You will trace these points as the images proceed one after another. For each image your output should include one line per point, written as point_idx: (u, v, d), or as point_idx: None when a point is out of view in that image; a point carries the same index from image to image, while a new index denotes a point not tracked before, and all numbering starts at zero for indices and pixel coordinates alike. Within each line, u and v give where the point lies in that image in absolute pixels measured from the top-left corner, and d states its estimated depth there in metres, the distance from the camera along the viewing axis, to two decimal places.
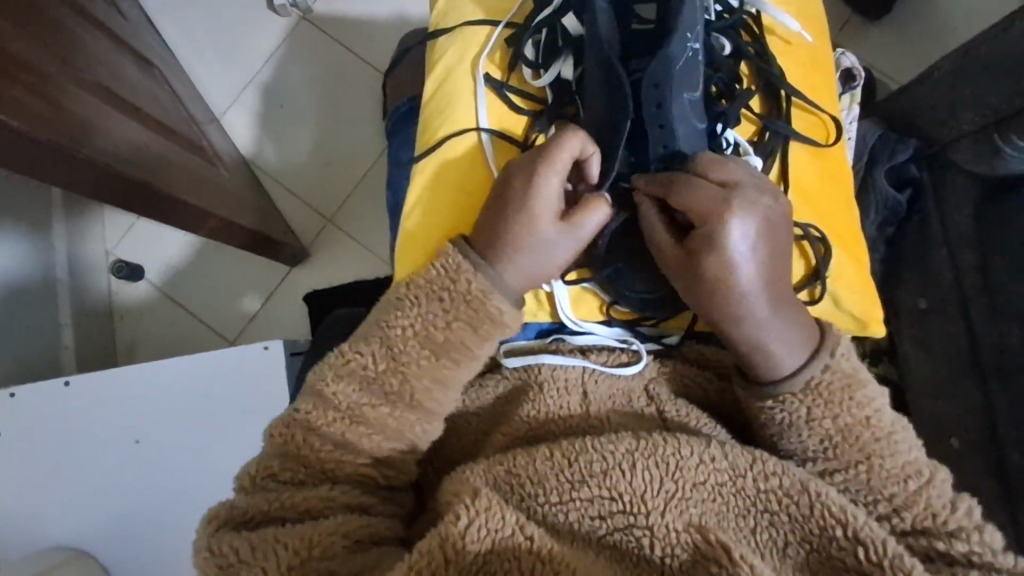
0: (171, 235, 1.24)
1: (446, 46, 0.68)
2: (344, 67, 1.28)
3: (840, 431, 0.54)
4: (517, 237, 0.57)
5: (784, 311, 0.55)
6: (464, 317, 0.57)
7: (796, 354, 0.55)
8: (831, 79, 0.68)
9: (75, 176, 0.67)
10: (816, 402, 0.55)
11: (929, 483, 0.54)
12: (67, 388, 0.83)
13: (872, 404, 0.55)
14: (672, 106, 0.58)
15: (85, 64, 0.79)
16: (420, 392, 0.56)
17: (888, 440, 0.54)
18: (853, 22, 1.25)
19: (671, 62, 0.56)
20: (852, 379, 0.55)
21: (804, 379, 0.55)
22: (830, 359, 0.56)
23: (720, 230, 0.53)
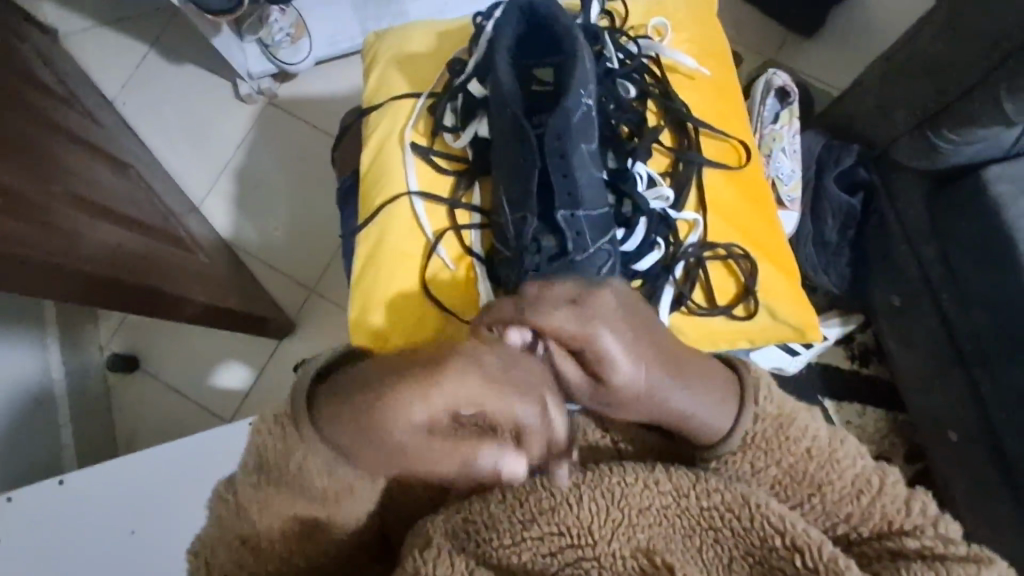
0: (163, 324, 1.28)
1: (378, 120, 0.73)
2: (309, 143, 1.34)
3: (787, 472, 0.54)
4: (340, 428, 0.46)
5: (688, 389, 0.52)
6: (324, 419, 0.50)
7: (722, 416, 0.54)
8: (739, 104, 0.72)
9: (52, 284, 0.71)
10: (757, 453, 0.54)
11: (880, 492, 0.53)
12: (63, 486, 0.86)
13: (810, 433, 0.54)
14: (574, 157, 0.61)
15: (57, 176, 0.84)
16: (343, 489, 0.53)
17: (835, 463, 0.53)
18: (790, 41, 1.31)
19: (569, 118, 0.59)
20: (782, 418, 0.54)
21: (739, 436, 0.54)
22: (757, 405, 0.55)
23: (592, 352, 0.47)
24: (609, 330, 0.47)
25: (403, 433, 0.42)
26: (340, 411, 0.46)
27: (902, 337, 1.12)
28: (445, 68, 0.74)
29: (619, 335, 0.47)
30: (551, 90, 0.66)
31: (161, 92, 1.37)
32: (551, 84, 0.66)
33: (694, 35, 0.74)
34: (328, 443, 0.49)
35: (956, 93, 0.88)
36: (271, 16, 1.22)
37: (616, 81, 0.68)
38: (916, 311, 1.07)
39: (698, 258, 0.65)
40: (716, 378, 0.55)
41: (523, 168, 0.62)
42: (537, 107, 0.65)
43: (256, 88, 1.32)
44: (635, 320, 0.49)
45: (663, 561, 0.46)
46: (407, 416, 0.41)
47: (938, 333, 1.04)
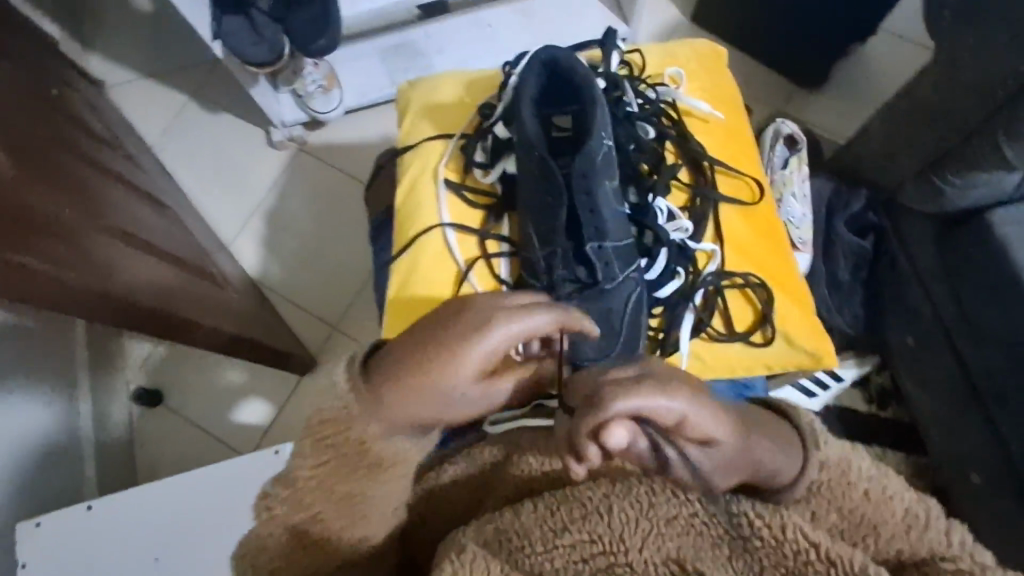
0: (188, 358, 1.32)
1: (411, 160, 0.79)
2: (337, 185, 1.41)
3: (844, 516, 0.53)
4: (410, 398, 0.48)
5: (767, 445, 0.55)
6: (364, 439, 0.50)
7: (789, 464, 0.55)
8: (751, 145, 0.77)
9: (97, 309, 0.75)
10: (819, 501, 0.54)
11: (918, 519, 0.52)
12: (91, 511, 0.88)
13: (863, 476, 0.55)
14: (598, 192, 0.64)
15: (103, 212, 0.89)
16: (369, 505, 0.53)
17: (875, 492, 0.54)
18: (796, 93, 1.37)
19: (592, 158, 0.63)
20: (843, 465, 0.56)
21: (803, 485, 0.55)
22: (819, 452, 0.56)
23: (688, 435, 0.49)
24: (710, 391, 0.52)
25: (476, 362, 0.49)
26: (410, 378, 0.48)
27: (920, 377, 1.12)
28: (474, 113, 0.80)
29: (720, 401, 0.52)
30: (571, 136, 0.71)
31: (199, 138, 1.45)
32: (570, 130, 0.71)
33: (706, 83, 0.79)
34: (401, 422, 0.50)
35: (957, 139, 0.92)
36: (305, 69, 1.30)
37: (636, 123, 0.73)
38: (931, 350, 1.08)
39: (716, 286, 0.69)
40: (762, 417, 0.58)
41: (550, 204, 0.65)
42: (560, 151, 0.70)
43: (288, 134, 1.40)
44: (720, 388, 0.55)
45: (693, 569, 0.46)
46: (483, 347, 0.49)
47: (955, 371, 1.05)
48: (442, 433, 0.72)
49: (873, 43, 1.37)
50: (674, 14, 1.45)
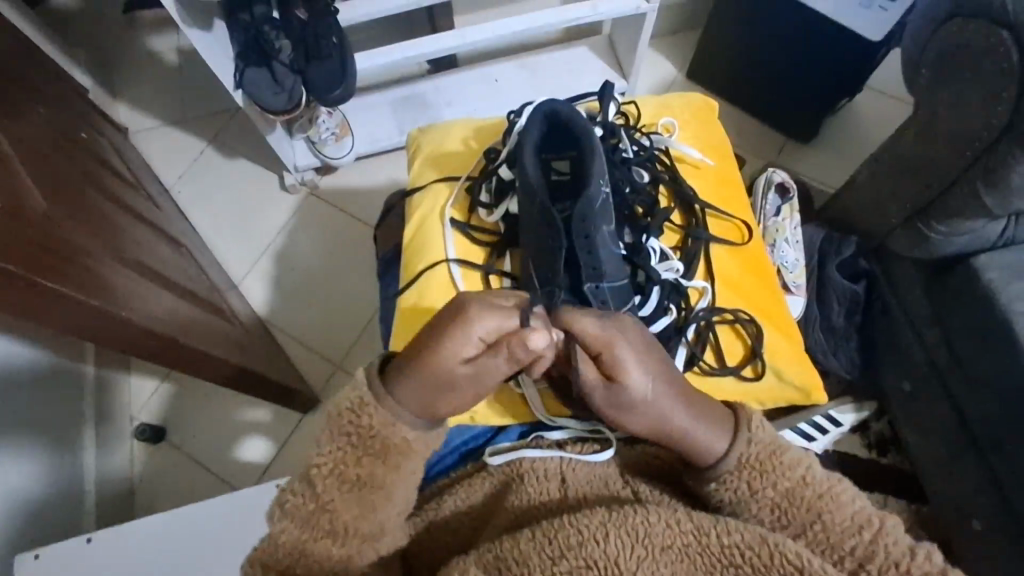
0: (192, 394, 1.33)
1: (420, 201, 0.84)
2: (345, 228, 1.46)
3: (784, 495, 0.58)
4: (414, 388, 0.56)
5: (691, 409, 0.59)
6: (372, 451, 0.57)
7: (717, 439, 0.60)
8: (741, 190, 0.82)
9: (115, 338, 0.78)
10: (753, 475, 0.59)
11: (882, 532, 0.56)
12: (89, 544, 0.88)
13: (802, 462, 0.60)
14: (597, 236, 0.68)
15: (125, 247, 0.93)
16: (371, 524, 0.58)
17: (831, 494, 0.58)
18: (788, 146, 1.44)
19: (591, 203, 0.67)
20: (774, 446, 0.61)
21: (733, 459, 0.60)
22: (749, 432, 0.61)
23: (614, 358, 0.57)
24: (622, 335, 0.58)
25: (472, 347, 0.56)
26: (414, 369, 0.56)
27: (915, 422, 1.14)
28: (481, 157, 0.85)
29: (634, 347, 0.58)
30: (569, 181, 0.75)
31: (215, 181, 1.51)
32: (568, 173, 0.75)
33: (698, 133, 0.84)
34: (408, 409, 0.58)
35: (938, 189, 0.97)
36: (320, 117, 1.39)
37: (631, 167, 0.78)
38: (926, 395, 1.10)
39: (708, 321, 0.72)
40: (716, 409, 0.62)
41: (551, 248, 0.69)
42: (560, 195, 0.75)
43: (301, 178, 1.46)
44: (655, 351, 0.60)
45: None
46: (471, 337, 0.56)
47: (949, 414, 1.06)
48: (441, 464, 0.74)
49: (861, 100, 1.45)
50: (671, 71, 1.53)
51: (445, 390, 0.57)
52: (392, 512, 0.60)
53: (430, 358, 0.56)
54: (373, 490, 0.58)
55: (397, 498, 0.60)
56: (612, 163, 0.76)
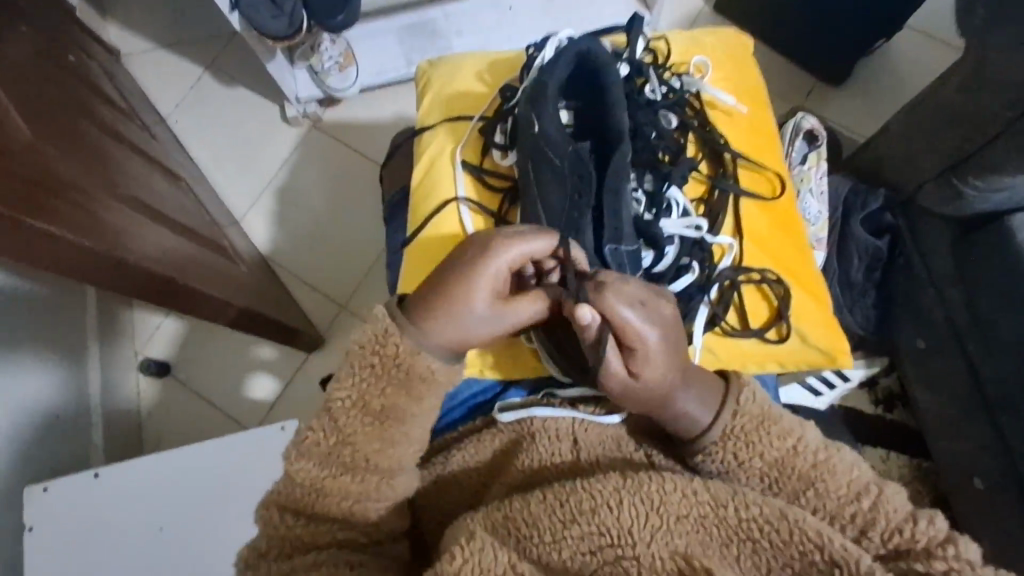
0: (196, 331, 1.32)
1: (431, 140, 0.79)
2: (350, 165, 1.40)
3: (774, 466, 0.56)
4: (443, 319, 0.57)
5: (692, 392, 0.57)
6: (396, 382, 0.59)
7: (705, 411, 0.57)
8: (774, 139, 0.77)
9: (112, 278, 0.75)
10: (738, 445, 0.57)
11: (881, 497, 0.53)
12: (97, 479, 0.89)
13: (794, 433, 0.57)
14: (622, 195, 0.65)
15: (119, 180, 0.89)
16: (388, 459, 0.59)
17: (825, 463, 0.55)
18: (817, 89, 1.35)
19: (624, 160, 0.65)
20: (765, 414, 0.58)
21: (717, 430, 0.57)
22: (736, 404, 0.58)
23: (646, 348, 0.53)
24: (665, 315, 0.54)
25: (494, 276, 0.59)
26: (434, 305, 0.58)
27: (928, 380, 1.12)
28: (495, 94, 0.79)
29: (664, 335, 0.53)
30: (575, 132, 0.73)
31: (213, 112, 1.45)
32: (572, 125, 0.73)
33: (731, 75, 0.78)
34: (432, 343, 0.59)
35: (981, 141, 0.91)
36: (322, 44, 1.30)
37: (659, 111, 0.73)
38: (940, 354, 1.08)
39: (732, 280, 0.68)
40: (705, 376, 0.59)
41: (576, 207, 0.66)
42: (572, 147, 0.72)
43: (304, 111, 1.39)
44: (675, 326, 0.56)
45: (700, 565, 0.46)
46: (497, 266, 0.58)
47: (963, 375, 1.04)
48: (450, 416, 0.74)
49: (899, 41, 1.35)
50: (697, 3, 1.43)
51: (467, 325, 0.58)
52: (410, 449, 0.60)
53: (453, 292, 0.58)
54: (394, 424, 0.59)
55: (415, 437, 0.61)
56: (639, 107, 0.71)
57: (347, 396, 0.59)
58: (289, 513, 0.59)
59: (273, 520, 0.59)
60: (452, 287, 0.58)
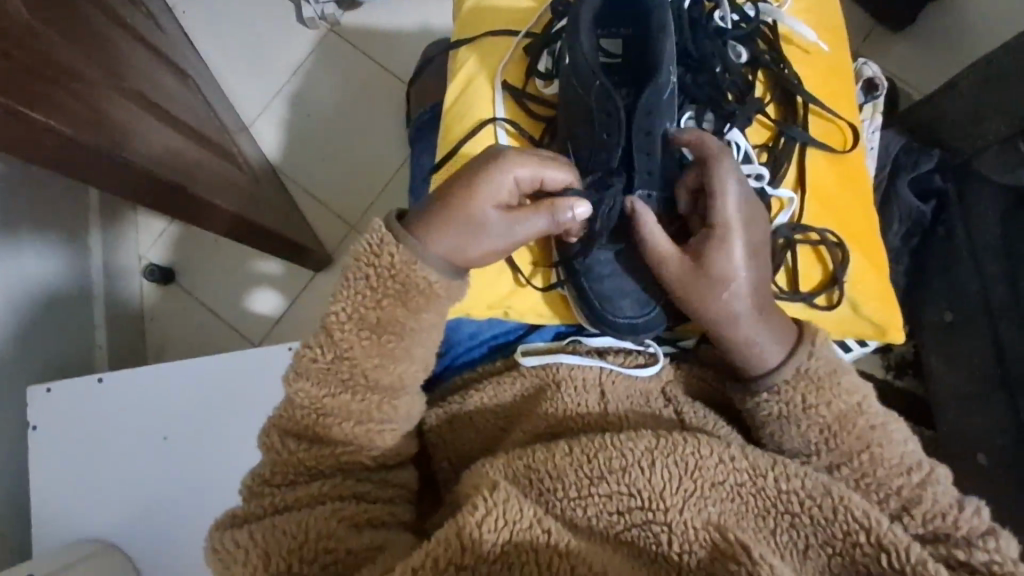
0: (199, 236, 1.25)
1: (466, 56, 0.73)
2: (369, 76, 1.31)
3: (837, 419, 0.58)
4: (451, 221, 0.59)
5: (764, 321, 0.60)
6: (394, 295, 0.58)
7: (775, 348, 0.60)
8: (850, 84, 0.76)
9: (113, 180, 0.69)
10: (809, 389, 0.58)
11: (931, 478, 0.56)
12: (101, 385, 0.87)
13: (859, 390, 0.59)
14: (659, 134, 0.63)
15: (123, 71, 0.82)
16: (390, 376, 0.58)
17: (884, 430, 0.57)
18: (874, 32, 1.25)
19: (661, 93, 0.60)
20: (834, 365, 0.59)
21: (790, 368, 0.59)
22: (811, 346, 0.60)
23: (723, 237, 0.60)
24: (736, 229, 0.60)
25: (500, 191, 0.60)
26: (443, 208, 0.59)
27: None
28: (545, 9, 0.73)
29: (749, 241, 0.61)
30: (620, 63, 0.68)
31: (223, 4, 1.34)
32: (619, 56, 0.68)
33: (813, 12, 0.77)
34: (438, 252, 0.59)
35: None
36: None
37: (728, 43, 0.71)
38: (967, 327, 0.96)
39: (788, 240, 0.68)
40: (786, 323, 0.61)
41: (604, 145, 0.64)
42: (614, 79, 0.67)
43: (321, 12, 1.28)
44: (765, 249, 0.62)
45: (734, 537, 0.48)
46: (503, 180, 0.60)
47: None
48: (469, 354, 0.73)
49: None
50: None
51: (474, 231, 0.59)
52: (412, 366, 0.59)
53: (460, 196, 0.59)
54: (392, 337, 0.58)
55: (417, 356, 0.60)
56: (708, 34, 0.70)
57: (343, 311, 0.58)
58: (292, 438, 0.58)
59: (275, 444, 0.58)
60: (460, 192, 0.60)
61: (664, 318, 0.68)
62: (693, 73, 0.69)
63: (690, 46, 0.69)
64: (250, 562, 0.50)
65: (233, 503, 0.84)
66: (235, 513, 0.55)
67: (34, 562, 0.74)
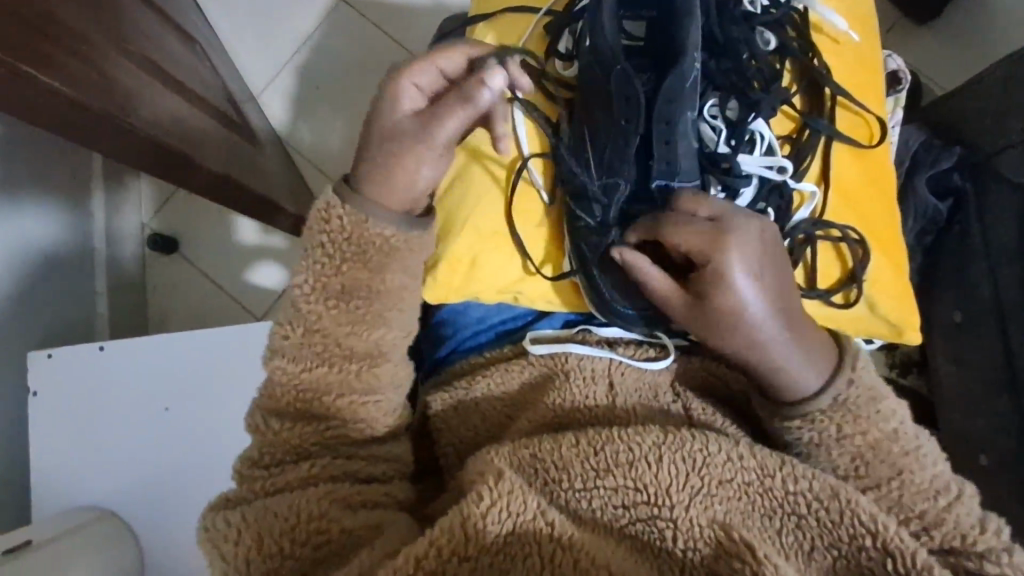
0: (201, 205, 1.23)
1: (484, 33, 0.72)
2: (380, 50, 1.28)
3: (870, 447, 0.58)
4: (375, 159, 0.56)
5: (795, 351, 0.57)
6: (351, 257, 0.57)
7: (809, 376, 0.58)
8: (878, 77, 0.74)
9: (115, 145, 0.68)
10: (845, 418, 0.58)
11: (957, 502, 0.57)
12: (103, 352, 0.86)
13: (896, 416, 0.59)
14: (679, 124, 0.60)
15: (128, 34, 0.79)
16: (364, 343, 0.58)
17: (917, 456, 0.58)
18: (899, 25, 1.21)
19: (682, 81, 0.58)
20: (875, 393, 0.59)
21: (828, 398, 0.58)
22: (852, 372, 0.59)
23: (721, 277, 0.56)
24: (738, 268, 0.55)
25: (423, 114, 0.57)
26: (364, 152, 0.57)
27: None
28: None
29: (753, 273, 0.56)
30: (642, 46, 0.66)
31: None
32: (642, 40, 0.66)
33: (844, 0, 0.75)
34: (383, 201, 0.57)
35: None
36: None
37: (756, 29, 0.69)
38: (977, 330, 0.94)
39: (807, 236, 0.66)
40: (820, 348, 0.59)
41: (621, 132, 0.62)
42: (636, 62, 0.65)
43: None
44: (773, 259, 0.58)
45: (740, 537, 0.47)
46: (403, 92, 0.57)
47: None
48: (475, 340, 0.72)
49: None
50: None
51: (406, 163, 0.56)
52: (389, 332, 0.59)
53: (372, 131, 0.57)
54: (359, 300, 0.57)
55: (392, 319, 0.59)
56: (733, 19, 0.68)
57: (305, 281, 0.57)
58: (275, 418, 0.58)
59: (276, 422, 0.57)
60: (370, 129, 0.58)
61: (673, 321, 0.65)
62: (716, 58, 0.67)
63: (716, 32, 0.68)
64: (240, 544, 0.50)
65: (221, 490, 0.84)
66: (228, 496, 0.55)
67: (32, 528, 0.75)
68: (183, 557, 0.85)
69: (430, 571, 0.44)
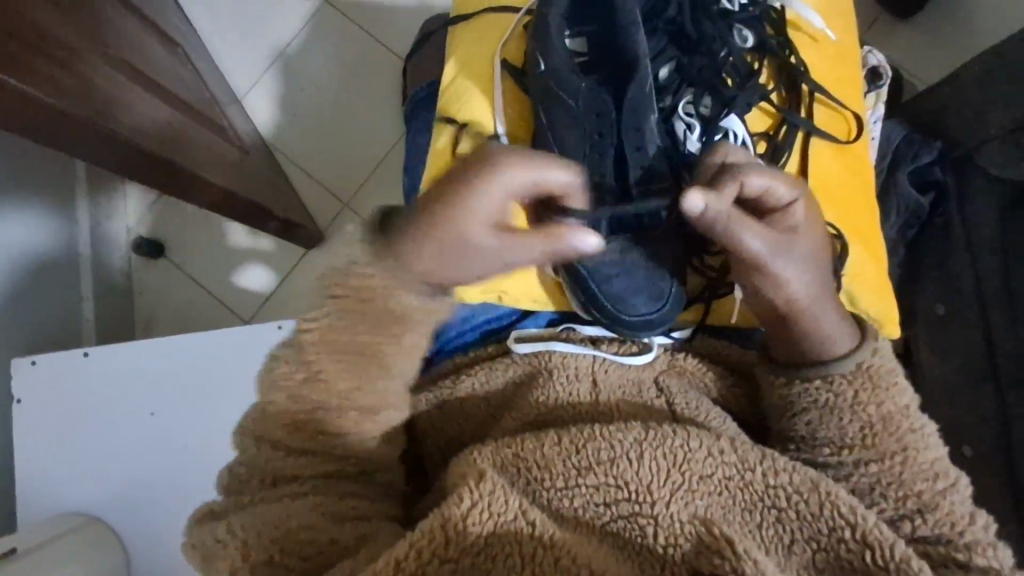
0: (187, 208, 1.22)
1: (466, 32, 0.76)
2: (365, 50, 1.28)
3: (881, 419, 0.59)
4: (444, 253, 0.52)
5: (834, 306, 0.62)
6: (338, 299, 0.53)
7: (846, 336, 0.62)
8: (857, 72, 0.75)
9: (94, 151, 0.67)
10: (864, 386, 0.60)
11: (953, 489, 0.57)
12: (87, 359, 0.85)
13: (907, 394, 0.61)
14: (646, 130, 0.66)
15: (106, 38, 0.78)
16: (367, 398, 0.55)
17: (924, 434, 0.59)
18: (881, 20, 1.22)
19: (641, 88, 0.64)
20: (892, 367, 0.62)
21: (854, 362, 0.61)
22: (875, 343, 0.62)
23: (789, 214, 0.60)
24: (801, 200, 0.60)
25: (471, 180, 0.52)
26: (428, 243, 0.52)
27: None
28: None
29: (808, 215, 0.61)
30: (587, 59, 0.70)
31: None
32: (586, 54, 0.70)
33: None
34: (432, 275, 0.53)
35: None
36: None
37: (733, 26, 0.71)
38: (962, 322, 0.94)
39: None
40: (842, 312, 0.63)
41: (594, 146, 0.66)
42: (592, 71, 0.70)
43: None
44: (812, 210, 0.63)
45: (720, 533, 0.48)
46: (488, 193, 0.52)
47: None
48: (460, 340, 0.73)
49: None
50: None
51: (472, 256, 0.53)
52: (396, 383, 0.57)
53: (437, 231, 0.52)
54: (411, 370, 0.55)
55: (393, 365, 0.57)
56: (709, 16, 0.70)
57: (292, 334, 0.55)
58: (266, 445, 0.56)
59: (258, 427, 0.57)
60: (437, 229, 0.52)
61: (675, 312, 0.67)
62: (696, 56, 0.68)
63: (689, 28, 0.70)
64: (229, 559, 0.50)
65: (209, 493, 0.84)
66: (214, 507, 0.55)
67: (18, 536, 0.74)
68: (171, 562, 0.84)
69: (410, 572, 0.45)
